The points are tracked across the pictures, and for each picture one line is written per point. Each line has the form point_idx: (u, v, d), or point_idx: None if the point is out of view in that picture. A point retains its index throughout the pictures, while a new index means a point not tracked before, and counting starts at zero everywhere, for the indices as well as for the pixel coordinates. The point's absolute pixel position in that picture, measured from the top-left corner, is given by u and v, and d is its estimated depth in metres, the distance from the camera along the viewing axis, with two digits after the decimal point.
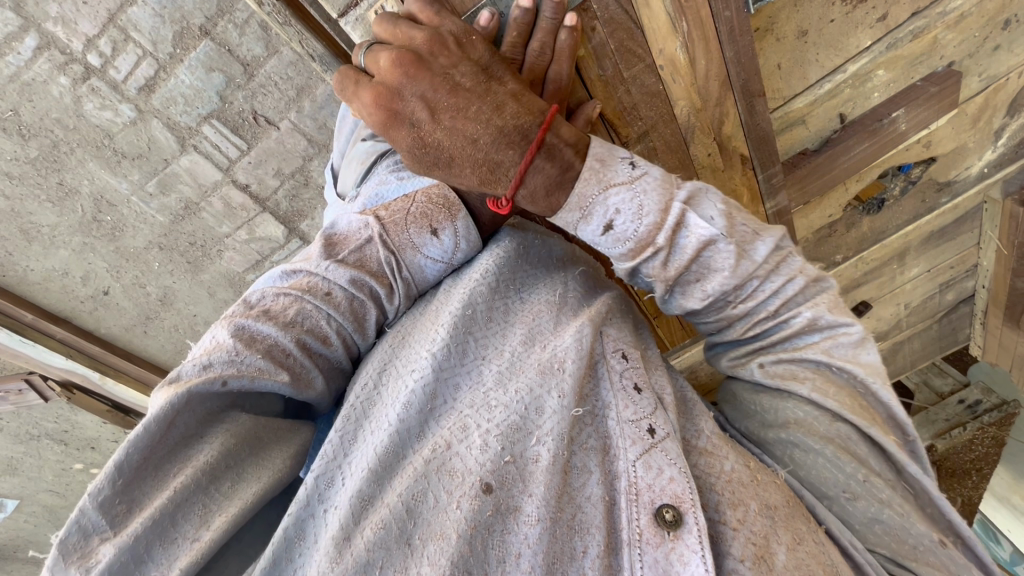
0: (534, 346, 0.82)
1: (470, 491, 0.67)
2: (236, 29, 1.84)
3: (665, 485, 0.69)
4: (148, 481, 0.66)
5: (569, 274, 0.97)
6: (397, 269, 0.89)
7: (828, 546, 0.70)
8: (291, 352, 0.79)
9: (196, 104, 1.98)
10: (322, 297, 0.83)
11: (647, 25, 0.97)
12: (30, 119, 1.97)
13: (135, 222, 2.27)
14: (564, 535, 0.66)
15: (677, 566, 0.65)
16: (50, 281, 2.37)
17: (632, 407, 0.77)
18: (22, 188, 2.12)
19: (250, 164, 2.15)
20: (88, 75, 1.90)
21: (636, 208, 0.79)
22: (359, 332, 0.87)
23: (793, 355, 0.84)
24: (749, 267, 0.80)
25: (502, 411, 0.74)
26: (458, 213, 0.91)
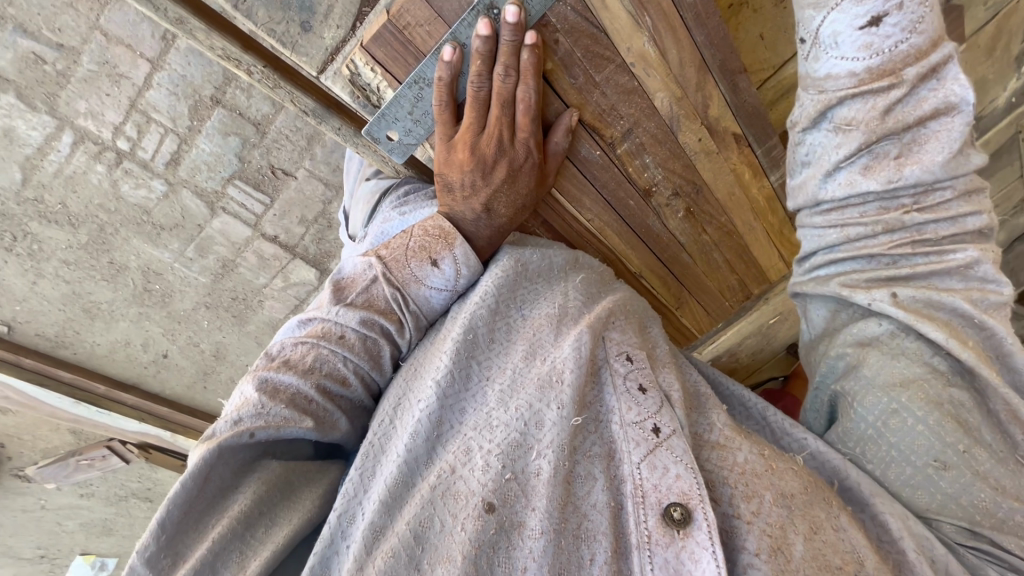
0: (535, 360, 0.83)
1: (473, 512, 0.69)
2: (243, 93, 1.95)
3: (671, 483, 0.69)
4: (189, 531, 0.72)
5: (572, 282, 0.98)
6: (404, 303, 0.92)
7: (850, 532, 0.69)
8: (314, 397, 0.84)
9: (219, 168, 2.11)
10: (337, 340, 0.88)
11: (610, 27, 0.96)
12: (77, 209, 2.15)
13: (181, 286, 2.43)
14: (569, 545, 0.67)
15: (687, 564, 0.64)
16: (116, 353, 2.57)
17: (635, 408, 0.77)
18: (79, 272, 2.31)
19: (277, 216, 2.27)
20: (120, 160, 2.05)
21: (908, 25, 0.77)
22: (377, 370, 0.91)
23: (940, 295, 0.80)
24: (957, 165, 0.81)
25: (502, 430, 0.75)
26: (455, 243, 0.95)
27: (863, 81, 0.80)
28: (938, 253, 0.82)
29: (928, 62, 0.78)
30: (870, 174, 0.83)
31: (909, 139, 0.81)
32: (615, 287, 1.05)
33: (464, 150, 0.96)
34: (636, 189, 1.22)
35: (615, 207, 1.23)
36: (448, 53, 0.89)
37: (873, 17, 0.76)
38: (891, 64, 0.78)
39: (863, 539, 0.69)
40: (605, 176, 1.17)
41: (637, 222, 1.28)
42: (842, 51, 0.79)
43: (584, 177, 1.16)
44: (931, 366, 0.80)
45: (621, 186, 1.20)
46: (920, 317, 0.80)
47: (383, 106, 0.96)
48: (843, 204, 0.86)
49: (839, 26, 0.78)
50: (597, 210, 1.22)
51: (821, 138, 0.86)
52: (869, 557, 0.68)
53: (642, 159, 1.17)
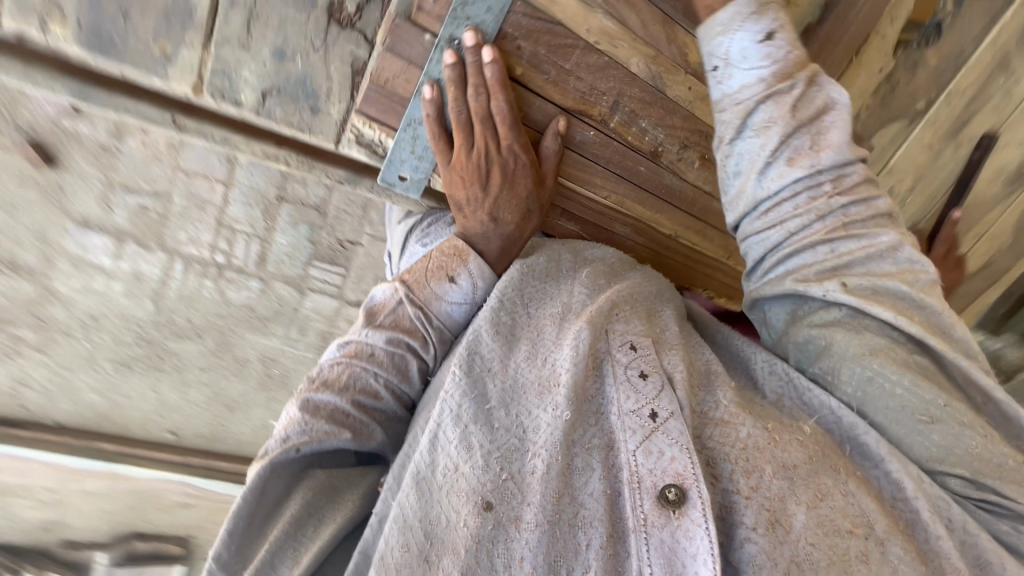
0: (536, 361, 0.88)
1: (473, 508, 0.74)
2: (302, 183, 2.15)
3: (667, 465, 0.76)
4: (253, 533, 0.86)
5: (580, 279, 1.05)
6: (427, 320, 0.99)
7: (857, 494, 0.75)
8: (351, 411, 0.93)
9: (298, 256, 2.37)
10: (367, 358, 0.96)
11: (563, 17, 1.04)
12: (201, 323, 2.51)
13: (294, 365, 2.75)
14: (566, 537, 0.73)
15: (682, 541, 0.72)
16: (259, 434, 2.95)
17: (634, 396, 0.82)
18: (214, 373, 2.70)
19: (354, 282, 2.52)
20: (222, 271, 2.36)
21: (784, 44, 0.95)
22: (406, 383, 0.99)
23: (880, 279, 0.88)
24: (854, 155, 0.95)
25: (504, 431, 0.80)
26: (468, 258, 1.04)
27: (769, 85, 0.95)
28: (865, 238, 0.92)
29: (809, 71, 0.96)
30: (795, 165, 0.94)
31: (811, 131, 0.94)
32: (624, 275, 1.10)
33: (461, 170, 1.07)
34: (643, 154, 1.24)
35: (626, 180, 1.27)
36: (427, 91, 1.02)
37: (763, 34, 0.95)
38: (784, 72, 0.95)
39: (872, 503, 0.75)
40: (607, 152, 1.21)
41: (655, 185, 1.30)
42: (749, 63, 0.96)
43: (588, 159, 1.21)
44: (892, 339, 0.86)
45: (626, 156, 1.23)
46: (867, 299, 0.87)
47: (389, 153, 1.12)
48: (777, 203, 0.96)
49: (740, 43, 0.96)
50: (611, 185, 1.26)
51: (746, 143, 0.97)
52: (877, 517, 0.74)
53: (638, 125, 1.20)
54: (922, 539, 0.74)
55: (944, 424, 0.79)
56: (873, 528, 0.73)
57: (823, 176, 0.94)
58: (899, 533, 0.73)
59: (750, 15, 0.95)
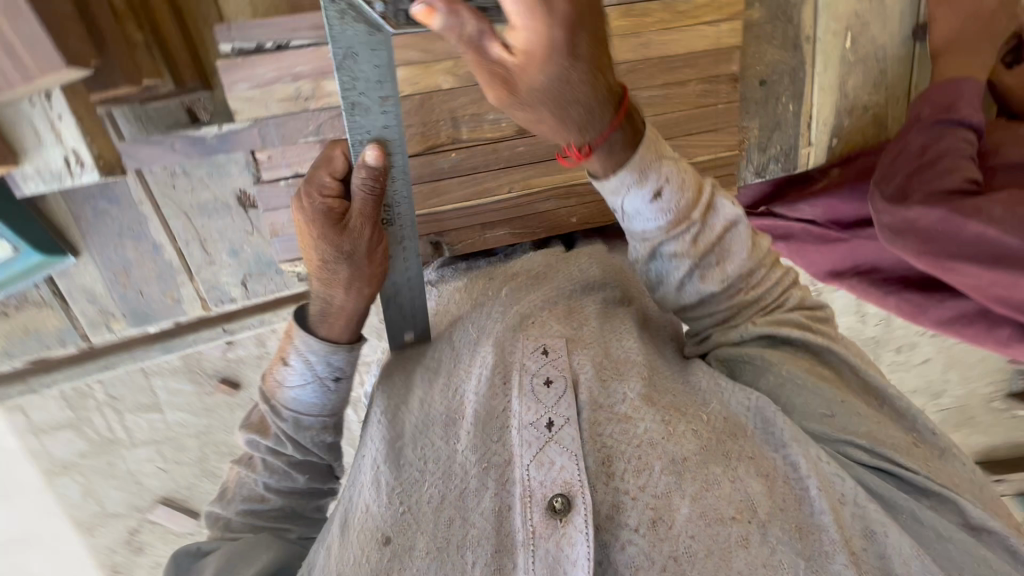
0: (448, 394, 0.99)
1: (372, 544, 0.85)
2: None
3: (557, 473, 0.85)
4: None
5: (501, 294, 1.13)
6: (277, 412, 0.98)
7: (744, 479, 0.84)
8: (243, 521, 1.01)
9: None
10: (247, 463, 1.04)
11: None
12: None
13: None
14: (453, 560, 0.83)
15: (566, 548, 0.81)
16: None
17: (533, 407, 0.92)
18: None
19: None
20: None
21: (677, 184, 0.92)
22: (291, 482, 1.02)
23: (786, 315, 1.03)
24: (755, 256, 1.02)
25: (409, 466, 0.91)
26: (295, 338, 0.97)
27: (668, 228, 0.93)
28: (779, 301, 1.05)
29: (705, 201, 0.96)
30: (708, 281, 0.98)
31: (719, 260, 0.99)
32: (545, 279, 1.15)
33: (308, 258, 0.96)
34: (511, 137, 1.28)
35: (513, 167, 1.30)
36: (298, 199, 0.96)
37: (654, 192, 0.89)
38: (682, 214, 0.93)
39: (758, 486, 0.84)
40: (477, 159, 1.28)
41: (544, 152, 1.31)
42: (644, 217, 0.92)
43: (466, 174, 1.28)
44: (797, 353, 1.01)
45: (496, 150, 1.28)
46: (775, 327, 1.00)
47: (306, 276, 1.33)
48: (701, 303, 1.02)
49: (633, 204, 0.91)
50: (505, 180, 1.31)
51: (661, 266, 0.99)
52: (760, 502, 0.83)
53: (486, 121, 1.26)
54: (806, 514, 0.83)
55: (842, 415, 0.94)
56: (754, 513, 0.82)
57: (738, 283, 1.01)
58: (782, 513, 0.82)
59: (638, 175, 0.87)
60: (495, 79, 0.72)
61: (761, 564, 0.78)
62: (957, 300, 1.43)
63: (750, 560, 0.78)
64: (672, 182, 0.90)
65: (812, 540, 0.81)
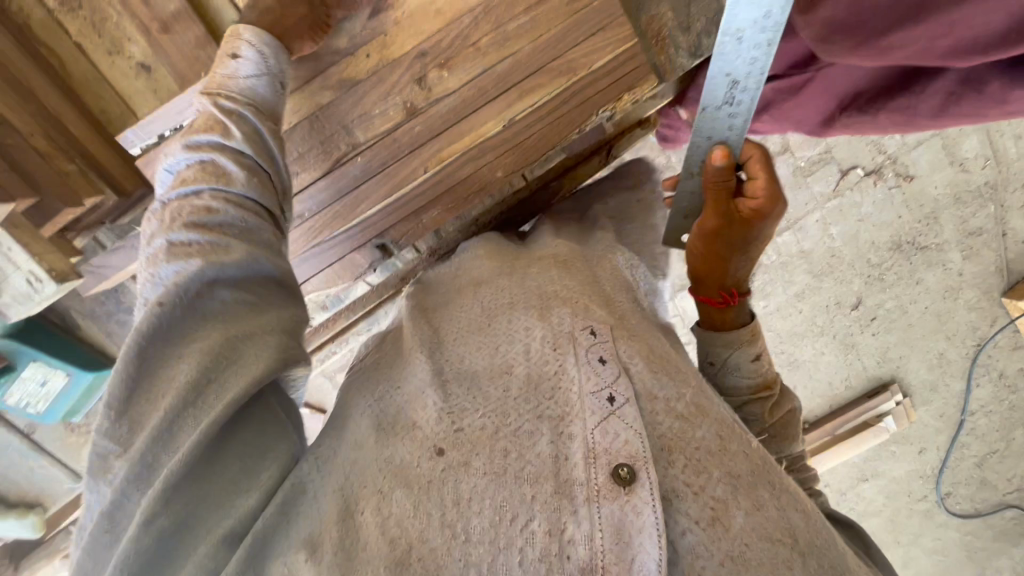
0: (489, 349, 0.94)
1: (427, 452, 0.82)
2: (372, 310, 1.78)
3: (620, 446, 0.78)
4: (143, 401, 0.79)
5: (533, 272, 1.07)
6: (235, 103, 0.97)
7: (789, 512, 0.79)
8: (189, 238, 0.86)
9: None
10: (193, 189, 0.91)
11: None
12: None
13: None
14: (512, 487, 0.77)
15: (630, 513, 0.73)
16: None
17: (593, 378, 0.85)
18: None
19: None
20: None
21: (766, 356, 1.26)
22: (232, 182, 0.92)
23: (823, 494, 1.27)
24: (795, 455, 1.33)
25: (465, 390, 0.89)
26: (241, 32, 1.02)
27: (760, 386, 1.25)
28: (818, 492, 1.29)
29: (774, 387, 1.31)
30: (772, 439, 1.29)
31: (785, 436, 1.32)
32: (590, 260, 1.12)
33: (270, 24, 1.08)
34: (404, 121, 1.29)
35: (416, 149, 1.32)
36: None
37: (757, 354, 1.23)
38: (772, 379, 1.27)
39: (796, 515, 0.80)
40: (383, 152, 1.31)
41: (440, 121, 1.31)
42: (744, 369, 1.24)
43: (377, 170, 1.33)
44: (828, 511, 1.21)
45: (395, 140, 1.30)
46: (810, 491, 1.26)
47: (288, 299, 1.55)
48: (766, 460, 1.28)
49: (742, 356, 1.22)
50: (417, 160, 1.34)
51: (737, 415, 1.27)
52: (801, 531, 0.78)
53: (378, 115, 1.28)
54: (838, 556, 0.79)
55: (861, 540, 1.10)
56: (796, 539, 0.77)
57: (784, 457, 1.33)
58: (821, 549, 0.78)
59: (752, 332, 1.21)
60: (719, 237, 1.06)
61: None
62: (937, 79, 1.20)
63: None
64: (766, 355, 1.25)
65: None
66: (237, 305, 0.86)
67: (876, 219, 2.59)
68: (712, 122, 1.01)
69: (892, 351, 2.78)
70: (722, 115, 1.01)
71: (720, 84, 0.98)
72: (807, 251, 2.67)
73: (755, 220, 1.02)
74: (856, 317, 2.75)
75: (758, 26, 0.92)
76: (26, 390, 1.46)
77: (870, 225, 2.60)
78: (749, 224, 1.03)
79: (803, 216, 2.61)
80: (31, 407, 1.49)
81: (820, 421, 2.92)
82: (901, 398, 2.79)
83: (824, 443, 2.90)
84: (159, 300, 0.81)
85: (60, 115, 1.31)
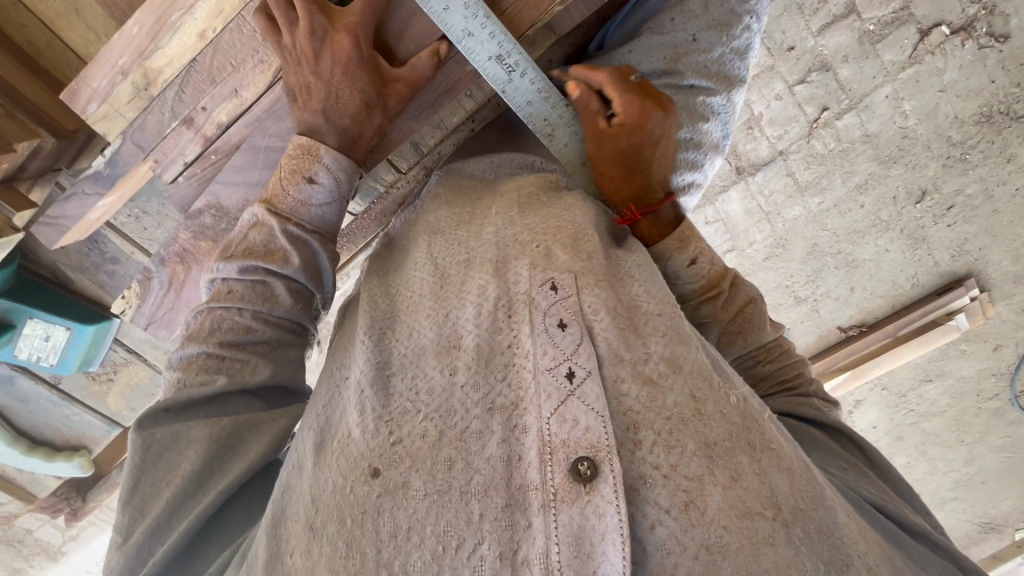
0: (440, 319, 0.90)
1: (363, 478, 0.78)
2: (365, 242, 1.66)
3: (581, 435, 0.75)
4: (147, 490, 0.85)
5: (495, 215, 1.01)
6: (304, 231, 0.96)
7: (769, 475, 0.77)
8: (220, 352, 0.91)
9: None
10: (227, 297, 0.93)
11: (187, 59, 1.10)
12: None
13: None
14: (457, 508, 0.74)
15: (591, 517, 0.71)
16: None
17: (547, 353, 0.81)
18: None
19: None
20: None
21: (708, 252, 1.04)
22: (278, 305, 0.94)
23: (805, 399, 1.10)
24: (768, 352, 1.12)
25: (416, 386, 0.84)
26: (320, 153, 0.97)
27: (705, 291, 1.03)
28: (811, 400, 1.11)
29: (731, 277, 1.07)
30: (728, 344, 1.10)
31: (751, 329, 1.09)
32: (558, 201, 1.03)
33: (333, 100, 0.99)
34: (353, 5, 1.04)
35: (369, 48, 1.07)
36: (287, 24, 0.98)
37: (693, 260, 1.02)
38: (716, 281, 1.04)
39: (782, 483, 0.77)
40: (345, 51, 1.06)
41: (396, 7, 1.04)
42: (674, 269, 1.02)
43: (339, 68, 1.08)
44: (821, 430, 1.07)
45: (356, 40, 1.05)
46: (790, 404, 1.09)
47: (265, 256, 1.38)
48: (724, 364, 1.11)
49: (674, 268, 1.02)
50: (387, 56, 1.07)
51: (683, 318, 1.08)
52: (784, 499, 0.76)
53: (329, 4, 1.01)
54: (823, 515, 0.76)
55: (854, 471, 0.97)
56: (779, 509, 0.74)
57: (755, 352, 1.12)
58: (806, 513, 0.75)
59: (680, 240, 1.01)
60: (602, 143, 1.06)
61: (786, 566, 0.71)
62: None
63: (777, 561, 0.71)
64: (706, 256, 1.03)
65: (834, 543, 0.74)
66: (248, 407, 0.92)
67: (962, 87, 2.13)
68: (517, 89, 1.07)
69: (969, 243, 2.41)
70: (519, 82, 1.06)
71: (494, 66, 1.04)
72: (872, 135, 2.27)
73: (626, 126, 1.04)
74: (929, 207, 2.37)
75: (467, 15, 1.01)
76: (33, 345, 1.49)
77: (954, 95, 2.14)
78: (625, 133, 1.04)
79: (871, 92, 2.19)
80: (44, 360, 1.53)
81: (879, 323, 2.64)
82: (977, 292, 2.45)
83: (883, 345, 2.63)
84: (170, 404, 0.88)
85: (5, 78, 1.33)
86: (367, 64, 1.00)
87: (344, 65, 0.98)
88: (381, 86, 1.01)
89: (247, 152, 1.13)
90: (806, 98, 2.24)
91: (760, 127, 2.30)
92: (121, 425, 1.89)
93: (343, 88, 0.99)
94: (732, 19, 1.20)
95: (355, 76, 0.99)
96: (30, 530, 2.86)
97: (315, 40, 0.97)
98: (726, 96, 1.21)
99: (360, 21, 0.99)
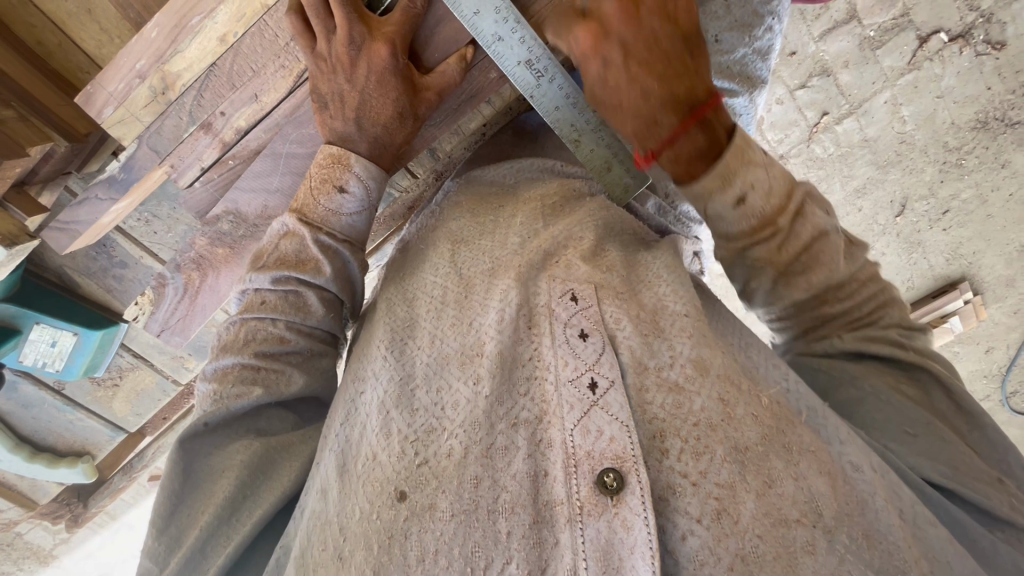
0: (464, 328, 0.89)
1: (388, 502, 0.77)
2: None
3: (607, 446, 0.75)
4: (182, 520, 0.83)
5: (518, 225, 1.01)
6: (336, 239, 0.95)
7: (808, 477, 0.75)
8: (256, 364, 0.90)
9: None
10: (262, 307, 0.92)
11: (207, 64, 1.09)
12: None
13: None
14: (486, 528, 0.74)
15: (621, 530, 0.71)
16: None
17: (571, 363, 0.81)
18: None
19: None
20: None
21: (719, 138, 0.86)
22: (312, 315, 0.93)
23: (881, 331, 0.91)
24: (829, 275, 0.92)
25: (444, 404, 0.83)
26: (350, 162, 0.96)
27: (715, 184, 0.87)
28: (891, 330, 0.92)
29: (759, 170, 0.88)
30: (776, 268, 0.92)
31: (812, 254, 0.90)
32: (580, 208, 1.03)
33: (365, 107, 0.98)
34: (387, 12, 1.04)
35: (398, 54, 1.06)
36: (321, 29, 0.97)
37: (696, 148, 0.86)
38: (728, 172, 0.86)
39: (821, 482, 0.75)
40: None
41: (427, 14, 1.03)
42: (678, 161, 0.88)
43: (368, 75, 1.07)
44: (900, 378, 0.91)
45: None
46: (864, 344, 0.91)
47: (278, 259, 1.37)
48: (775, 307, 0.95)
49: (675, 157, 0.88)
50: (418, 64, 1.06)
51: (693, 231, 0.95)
52: (826, 504, 0.74)
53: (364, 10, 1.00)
54: (872, 518, 0.74)
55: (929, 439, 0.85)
56: (820, 515, 0.73)
57: (822, 286, 0.91)
58: (851, 518, 0.73)
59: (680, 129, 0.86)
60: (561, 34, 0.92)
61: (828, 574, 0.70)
62: None
63: (817, 569, 0.70)
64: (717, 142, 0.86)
65: (884, 550, 0.72)
66: (280, 421, 0.92)
67: (960, 93, 2.15)
68: (543, 95, 1.06)
69: (964, 247, 2.43)
70: (548, 88, 1.05)
71: (523, 71, 1.04)
72: (871, 139, 2.29)
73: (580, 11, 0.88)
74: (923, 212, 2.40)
75: (498, 19, 1.01)
76: (39, 351, 1.47)
77: (950, 102, 2.17)
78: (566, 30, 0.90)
79: (870, 97, 2.20)
80: (50, 366, 1.51)
81: None
82: (970, 296, 2.48)
83: None
84: (207, 419, 0.88)
85: (29, 88, 1.40)
86: (402, 74, 0.99)
87: (379, 71, 0.98)
88: (413, 95, 1.01)
89: (267, 158, 1.11)
90: (806, 102, 2.26)
91: (762, 131, 2.32)
92: (125, 429, 1.89)
93: (375, 96, 0.98)
94: (755, 21, 1.19)
95: (389, 85, 0.98)
96: (19, 533, 2.73)
97: (349, 47, 0.97)
98: (749, 96, 1.24)
99: (399, 31, 0.99)
